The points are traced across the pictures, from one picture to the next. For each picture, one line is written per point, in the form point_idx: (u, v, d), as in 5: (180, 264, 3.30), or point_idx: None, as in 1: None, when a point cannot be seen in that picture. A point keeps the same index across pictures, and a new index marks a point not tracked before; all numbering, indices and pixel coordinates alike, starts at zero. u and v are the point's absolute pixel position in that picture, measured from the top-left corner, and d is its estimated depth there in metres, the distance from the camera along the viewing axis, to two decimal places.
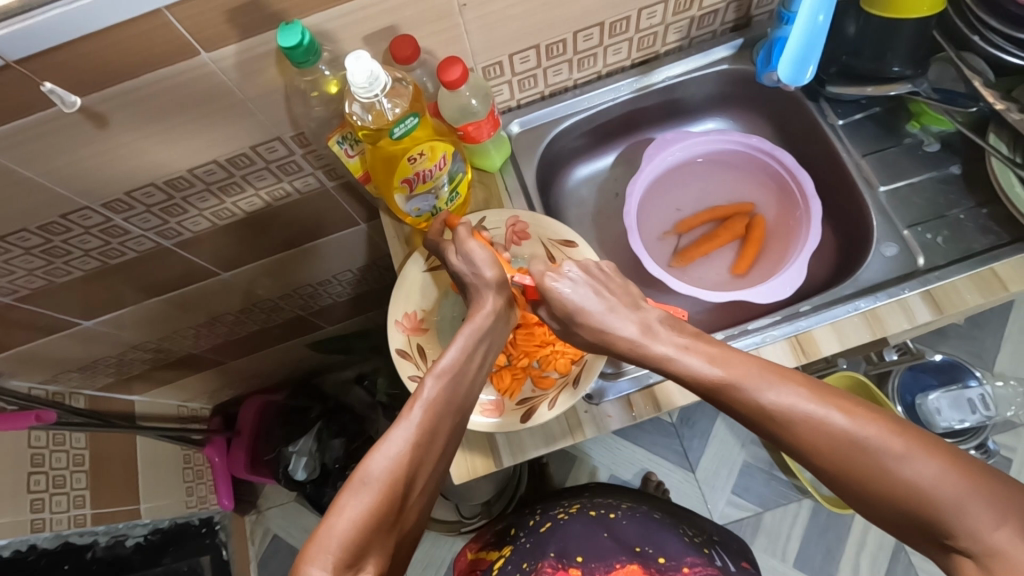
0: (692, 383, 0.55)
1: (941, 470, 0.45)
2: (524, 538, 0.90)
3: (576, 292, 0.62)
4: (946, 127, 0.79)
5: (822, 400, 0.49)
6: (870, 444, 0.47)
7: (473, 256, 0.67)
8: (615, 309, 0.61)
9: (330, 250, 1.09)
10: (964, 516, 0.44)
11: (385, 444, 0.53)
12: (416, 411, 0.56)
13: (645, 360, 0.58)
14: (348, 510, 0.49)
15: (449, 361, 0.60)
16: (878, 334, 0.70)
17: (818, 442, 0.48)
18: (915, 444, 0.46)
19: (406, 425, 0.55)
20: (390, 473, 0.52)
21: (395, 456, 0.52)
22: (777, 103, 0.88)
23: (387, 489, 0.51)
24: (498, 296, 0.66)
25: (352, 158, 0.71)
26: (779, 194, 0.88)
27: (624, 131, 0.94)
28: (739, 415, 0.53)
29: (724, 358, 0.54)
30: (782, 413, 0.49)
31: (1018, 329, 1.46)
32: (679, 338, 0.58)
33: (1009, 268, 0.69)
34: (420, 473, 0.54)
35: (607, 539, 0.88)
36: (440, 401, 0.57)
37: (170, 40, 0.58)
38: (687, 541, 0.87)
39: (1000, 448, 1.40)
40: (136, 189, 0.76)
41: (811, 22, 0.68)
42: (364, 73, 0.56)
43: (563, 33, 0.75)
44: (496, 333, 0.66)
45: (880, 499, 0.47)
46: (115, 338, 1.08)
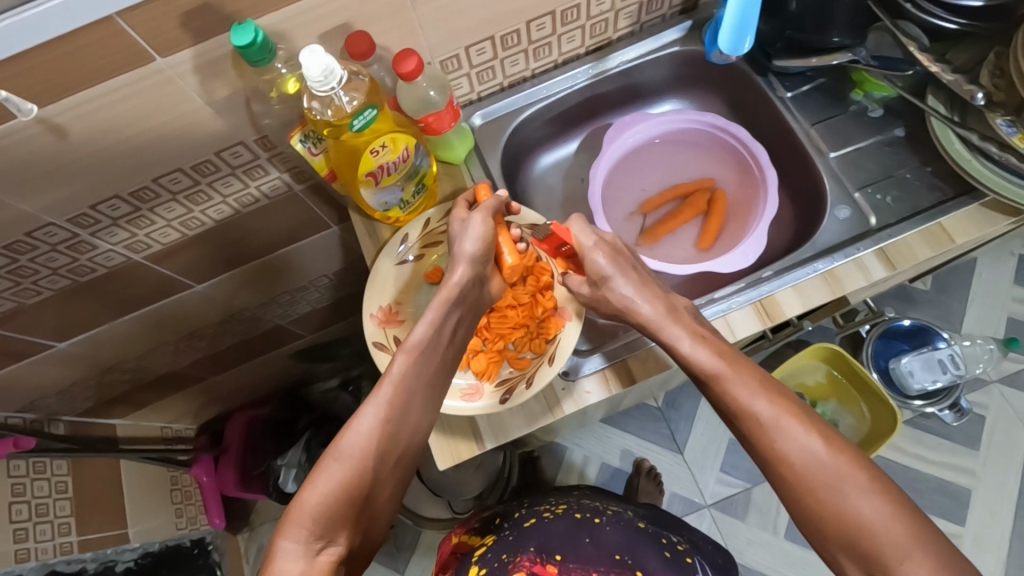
0: (695, 369, 0.62)
1: (889, 512, 0.50)
2: (507, 530, 0.91)
3: (613, 264, 0.68)
4: (887, 93, 0.82)
5: (811, 426, 0.55)
6: (840, 473, 0.52)
7: (470, 227, 0.68)
8: (645, 291, 0.67)
9: (305, 257, 1.10)
10: (904, 559, 0.48)
11: (356, 421, 0.58)
12: (385, 388, 0.61)
13: (659, 338, 0.65)
14: (321, 483, 0.54)
15: (418, 339, 0.64)
16: (837, 293, 0.73)
17: (791, 458, 0.54)
18: (876, 485, 0.51)
19: (376, 404, 0.59)
20: (361, 448, 0.57)
21: (367, 431, 0.58)
22: (728, 81, 0.91)
23: (357, 462, 0.56)
24: (470, 273, 0.67)
25: (316, 156, 0.71)
26: (737, 169, 0.90)
27: (585, 118, 0.97)
28: (731, 415, 0.59)
29: (733, 359, 0.60)
30: (771, 422, 0.56)
31: (981, 291, 1.51)
32: (697, 327, 0.64)
33: (955, 221, 0.73)
34: (393, 447, 0.59)
35: (588, 543, 0.88)
36: (408, 378, 0.62)
37: (124, 48, 0.59)
38: (666, 559, 0.89)
39: (971, 406, 1.44)
40: (101, 202, 0.76)
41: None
42: (318, 67, 0.57)
43: (516, 23, 0.77)
44: (467, 308, 0.69)
45: (827, 522, 0.52)
46: (92, 359, 1.07)
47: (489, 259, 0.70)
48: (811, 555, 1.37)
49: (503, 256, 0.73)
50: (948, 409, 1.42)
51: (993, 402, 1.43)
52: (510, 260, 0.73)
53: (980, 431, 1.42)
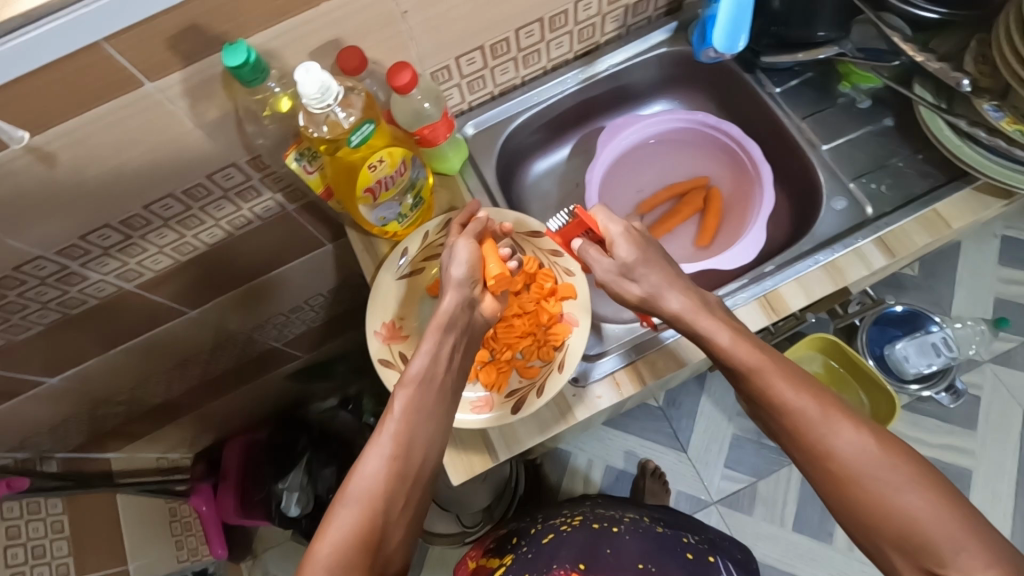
0: (735, 367, 0.61)
1: (938, 505, 0.51)
2: (525, 547, 0.90)
3: (639, 255, 0.66)
4: (874, 84, 0.83)
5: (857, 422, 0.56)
6: (886, 468, 0.53)
7: (455, 253, 0.68)
8: (675, 283, 0.66)
9: (300, 276, 1.08)
10: (958, 550, 0.50)
11: (362, 464, 0.58)
12: (387, 425, 0.60)
13: (696, 335, 0.64)
14: (332, 531, 0.54)
15: (416, 371, 0.62)
16: (840, 284, 0.74)
17: (837, 453, 0.55)
18: (919, 479, 0.53)
19: (380, 443, 0.59)
20: (367, 492, 0.56)
21: (372, 473, 0.57)
22: (716, 79, 0.92)
23: (366, 505, 0.55)
24: (460, 297, 0.66)
25: (312, 174, 0.69)
26: (731, 167, 0.91)
27: (575, 122, 0.97)
28: (771, 410, 0.59)
29: (773, 355, 0.61)
30: (818, 416, 0.57)
31: (968, 273, 1.54)
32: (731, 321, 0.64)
33: (950, 207, 0.74)
34: (403, 485, 0.58)
35: (608, 554, 0.87)
36: (409, 412, 0.60)
37: (113, 73, 0.57)
38: (688, 562, 0.87)
39: (967, 387, 1.46)
40: (91, 232, 0.74)
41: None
42: (316, 83, 0.56)
43: (505, 32, 0.77)
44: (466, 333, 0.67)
45: (873, 516, 0.53)
46: (84, 393, 1.04)
47: (477, 281, 0.68)
48: (821, 545, 1.37)
49: (489, 268, 0.70)
50: (945, 392, 1.44)
51: (986, 381, 1.45)
52: (496, 271, 0.70)
53: (976, 410, 1.44)
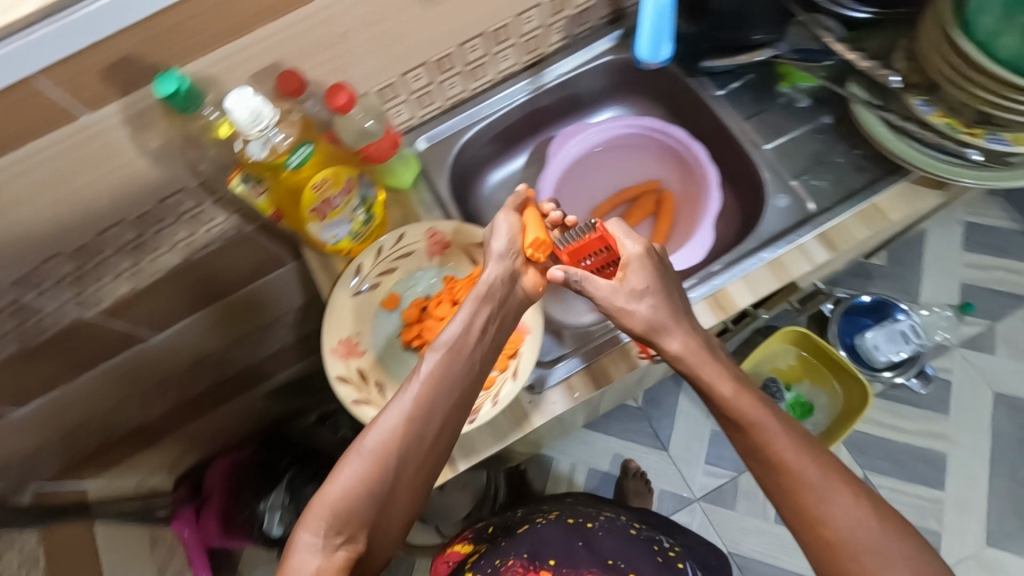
0: (733, 415, 0.63)
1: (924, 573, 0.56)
2: (500, 538, 0.90)
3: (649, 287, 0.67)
4: (812, 82, 0.85)
5: (856, 490, 0.59)
6: (883, 541, 0.57)
7: (500, 225, 0.71)
8: (678, 320, 0.66)
9: (268, 295, 1.09)
10: None
11: (381, 419, 0.60)
12: (413, 386, 0.62)
13: (697, 381, 0.66)
14: (342, 477, 0.57)
15: (447, 338, 0.64)
16: (784, 280, 0.75)
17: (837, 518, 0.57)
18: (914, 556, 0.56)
19: (401, 402, 0.61)
20: (381, 447, 0.58)
21: (389, 429, 0.59)
22: (662, 84, 0.94)
23: (379, 460, 0.58)
24: (502, 269, 0.69)
25: (260, 197, 0.70)
26: (679, 169, 0.93)
27: (529, 132, 0.98)
28: (768, 467, 0.60)
29: (772, 409, 0.62)
30: (821, 481, 0.58)
31: (934, 260, 1.56)
32: (735, 369, 0.66)
33: (888, 199, 0.76)
34: (417, 448, 0.60)
35: (581, 548, 0.87)
36: (436, 379, 0.62)
37: (48, 107, 0.58)
38: (658, 563, 0.88)
39: (937, 372, 1.48)
40: (42, 263, 0.75)
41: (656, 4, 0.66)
42: (247, 110, 0.57)
43: (447, 47, 0.78)
44: (501, 304, 0.68)
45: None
46: (53, 424, 1.03)
47: (519, 253, 0.71)
48: None
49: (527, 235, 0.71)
50: (915, 378, 1.46)
51: (956, 365, 1.48)
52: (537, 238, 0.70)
53: (947, 395, 1.47)
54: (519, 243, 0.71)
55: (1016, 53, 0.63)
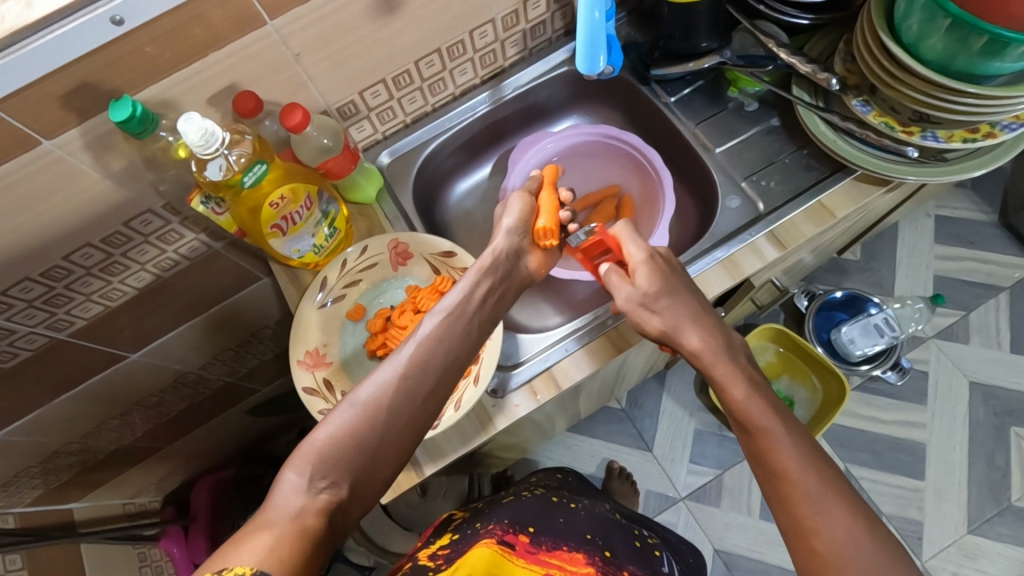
0: (745, 414, 0.63)
1: None
2: (484, 508, 0.88)
3: (653, 276, 0.71)
4: (758, 87, 0.88)
5: (856, 511, 0.55)
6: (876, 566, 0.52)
7: (511, 205, 0.76)
8: (680, 311, 0.70)
9: (244, 312, 1.10)
10: None
11: (377, 372, 0.60)
12: (410, 346, 0.63)
13: (711, 379, 0.68)
14: (334, 421, 0.55)
15: (445, 304, 0.67)
16: (738, 278, 0.78)
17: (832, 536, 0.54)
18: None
19: (397, 358, 0.61)
20: (377, 395, 0.57)
21: (384, 380, 0.59)
22: (618, 93, 0.97)
23: (373, 407, 0.57)
24: (507, 243, 0.73)
25: (222, 215, 0.71)
26: (636, 173, 0.95)
27: (492, 143, 1.01)
28: (766, 470, 0.59)
29: (781, 417, 0.61)
30: (819, 494, 0.56)
31: (905, 254, 1.60)
32: (751, 376, 0.67)
33: (833, 197, 0.79)
34: (410, 404, 0.59)
35: (562, 522, 0.85)
36: (433, 339, 0.64)
37: (7, 134, 0.60)
38: (634, 549, 0.89)
39: (913, 363, 1.51)
40: (12, 286, 0.76)
41: (589, 19, 0.64)
42: (197, 131, 0.59)
43: (405, 64, 0.81)
44: (502, 278, 0.73)
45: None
46: (32, 446, 1.03)
47: (527, 231, 0.75)
48: None
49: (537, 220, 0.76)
50: (891, 370, 1.48)
51: (932, 356, 1.51)
52: (545, 223, 0.75)
53: (924, 385, 1.49)
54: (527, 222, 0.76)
55: (941, 55, 0.66)
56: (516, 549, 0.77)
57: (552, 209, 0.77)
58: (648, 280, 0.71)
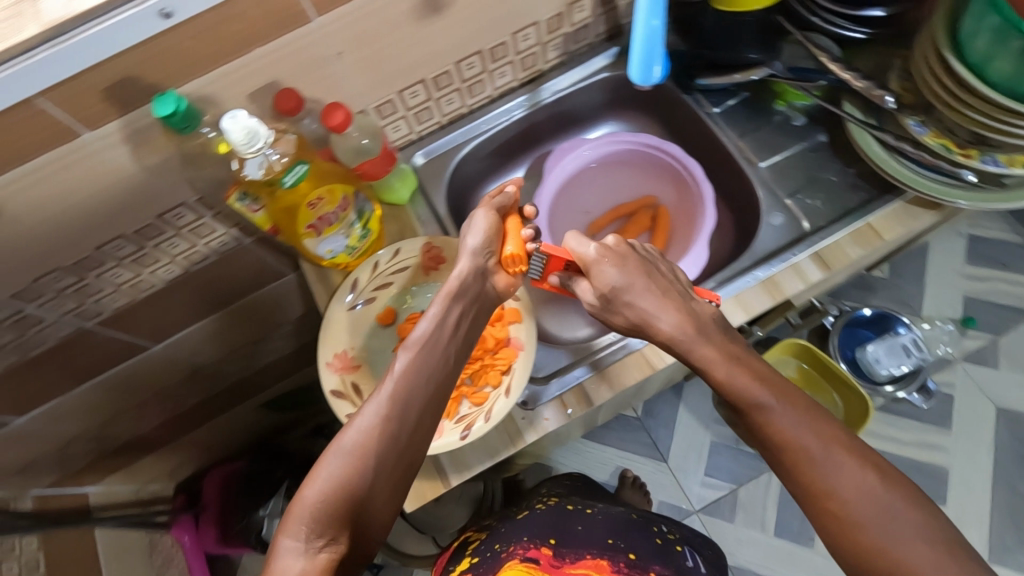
0: (734, 393, 0.62)
1: (939, 547, 0.51)
2: (499, 525, 0.86)
3: (623, 274, 0.66)
4: (808, 101, 0.85)
5: (862, 460, 0.56)
6: (892, 509, 0.53)
7: (473, 223, 0.70)
8: (668, 304, 0.66)
9: (266, 307, 1.10)
10: None
11: (359, 415, 0.58)
12: (387, 383, 0.61)
13: (695, 363, 0.64)
14: (321, 479, 0.54)
15: (419, 334, 0.65)
16: (778, 298, 0.76)
17: (840, 488, 0.55)
18: (928, 528, 0.52)
19: (378, 399, 0.59)
20: (362, 443, 0.56)
21: (367, 426, 0.57)
22: (658, 101, 0.95)
23: (360, 457, 0.55)
24: (473, 265, 0.69)
25: (258, 213, 0.70)
26: (675, 185, 0.93)
27: (525, 147, 0.99)
28: (772, 446, 0.59)
29: (772, 387, 0.61)
30: (822, 455, 0.56)
31: (935, 273, 1.55)
32: (730, 349, 0.64)
33: (882, 219, 0.76)
34: (395, 445, 0.58)
35: (580, 530, 0.83)
36: (409, 372, 0.62)
37: (49, 125, 0.59)
38: (655, 545, 0.85)
39: (939, 386, 1.47)
40: (44, 275, 0.76)
41: (646, 27, 0.62)
42: (243, 130, 0.58)
43: (445, 64, 0.79)
44: (474, 300, 0.69)
45: (871, 559, 0.52)
46: (52, 433, 1.03)
47: (493, 253, 0.71)
48: (801, 549, 1.37)
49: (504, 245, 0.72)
50: (917, 392, 1.45)
51: (958, 379, 1.47)
52: (512, 249, 0.71)
53: (949, 409, 1.45)
54: (495, 246, 0.71)
55: (1009, 77, 0.63)
56: (541, 563, 0.75)
57: (518, 234, 0.73)
58: (609, 280, 0.66)
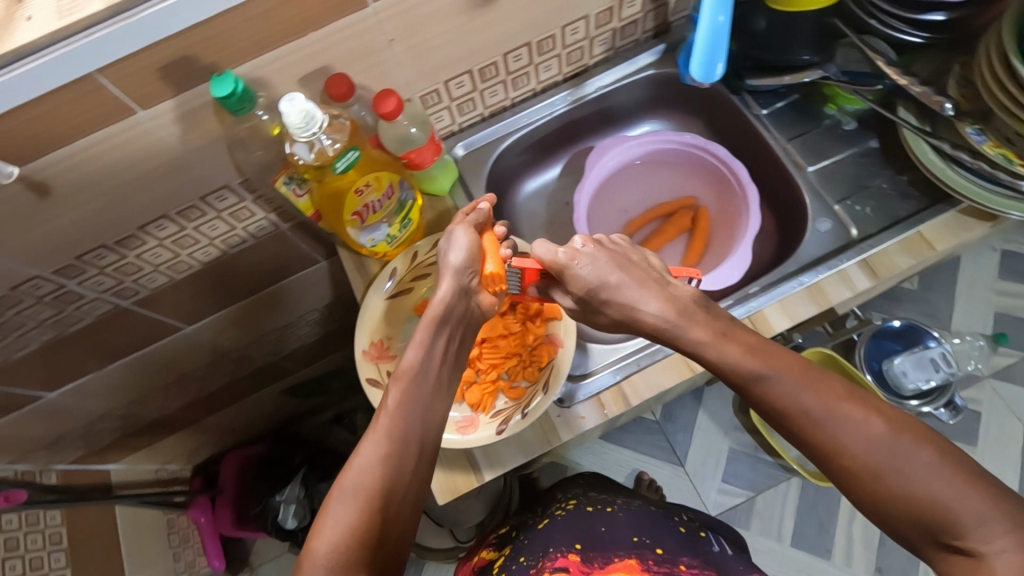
0: (726, 369, 0.57)
1: (961, 483, 0.48)
2: (523, 537, 0.85)
3: (597, 268, 0.62)
4: (859, 106, 0.84)
5: (862, 405, 0.53)
6: (903, 451, 0.50)
7: (453, 240, 0.67)
8: (654, 293, 0.61)
9: (295, 293, 1.09)
10: (979, 526, 0.47)
11: (358, 458, 0.55)
12: (383, 419, 0.57)
13: (688, 350, 0.59)
14: (329, 529, 0.51)
15: (409, 364, 0.61)
16: (823, 305, 0.74)
17: (851, 444, 0.52)
18: (945, 458, 0.50)
19: (375, 439, 0.56)
20: (366, 487, 0.53)
21: (368, 468, 0.54)
22: (703, 100, 0.94)
23: (365, 501, 0.52)
24: (455, 285, 0.64)
25: (302, 198, 0.71)
26: (719, 188, 0.92)
27: (564, 143, 0.98)
28: (775, 414, 0.55)
29: (765, 357, 0.56)
30: (822, 413, 0.53)
31: (967, 287, 1.52)
32: (717, 323, 0.59)
33: (934, 229, 0.75)
34: (399, 482, 0.55)
35: (603, 531, 0.81)
36: (403, 408, 0.58)
37: (106, 102, 0.59)
38: (680, 535, 0.83)
39: (967, 403, 1.44)
40: (87, 252, 0.76)
41: (712, 23, 0.67)
42: (299, 113, 0.59)
43: (493, 56, 0.79)
44: (462, 322, 0.65)
45: (896, 504, 0.50)
46: (82, 409, 1.03)
47: (475, 273, 0.66)
48: (818, 560, 1.34)
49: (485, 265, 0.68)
50: (945, 408, 1.39)
51: (985, 396, 1.44)
52: (490, 268, 0.67)
53: (976, 425, 1.42)
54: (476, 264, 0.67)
55: None
56: (570, 571, 0.73)
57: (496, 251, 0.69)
58: (584, 281, 0.63)
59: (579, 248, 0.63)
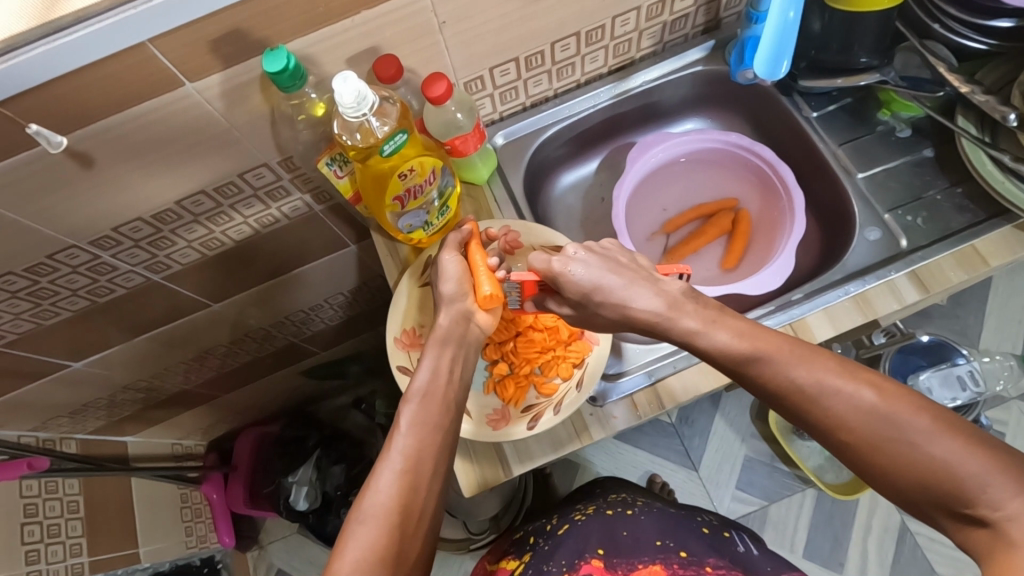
0: (722, 358, 0.57)
1: (961, 446, 0.46)
2: (542, 543, 0.82)
3: (590, 274, 0.62)
4: (915, 112, 0.82)
5: (853, 378, 0.51)
6: (898, 421, 0.48)
7: (444, 266, 0.69)
8: (638, 286, 0.61)
9: (320, 276, 1.09)
10: (987, 488, 0.44)
11: (375, 480, 0.54)
12: (397, 439, 0.57)
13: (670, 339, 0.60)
14: (351, 550, 0.50)
15: (420, 385, 0.61)
16: (870, 316, 0.72)
17: (846, 418, 0.50)
18: (940, 423, 0.47)
19: (390, 458, 0.55)
20: (384, 507, 0.52)
21: (388, 487, 0.53)
22: (750, 99, 0.91)
23: (386, 519, 0.52)
24: (450, 314, 0.67)
25: (342, 179, 0.72)
26: (762, 190, 0.90)
27: (604, 137, 0.96)
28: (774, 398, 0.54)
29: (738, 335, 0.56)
30: (814, 389, 0.51)
31: (999, 305, 1.47)
32: (707, 312, 0.59)
33: (989, 243, 0.72)
34: (417, 499, 0.54)
35: (626, 536, 0.78)
36: (417, 427, 0.58)
37: (154, 73, 0.58)
38: (704, 537, 0.80)
39: (992, 423, 1.40)
40: (124, 224, 0.75)
41: (782, 18, 0.70)
42: (352, 92, 0.58)
43: (541, 44, 0.77)
44: (460, 343, 0.66)
45: (900, 475, 0.48)
46: (104, 381, 1.03)
47: (468, 295, 0.69)
48: (829, 573, 1.31)
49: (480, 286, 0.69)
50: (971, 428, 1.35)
51: (1012, 418, 1.40)
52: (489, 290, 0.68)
53: None
54: (469, 286, 0.69)
55: None
56: None
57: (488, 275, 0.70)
58: (578, 284, 0.62)
59: (571, 255, 0.63)
